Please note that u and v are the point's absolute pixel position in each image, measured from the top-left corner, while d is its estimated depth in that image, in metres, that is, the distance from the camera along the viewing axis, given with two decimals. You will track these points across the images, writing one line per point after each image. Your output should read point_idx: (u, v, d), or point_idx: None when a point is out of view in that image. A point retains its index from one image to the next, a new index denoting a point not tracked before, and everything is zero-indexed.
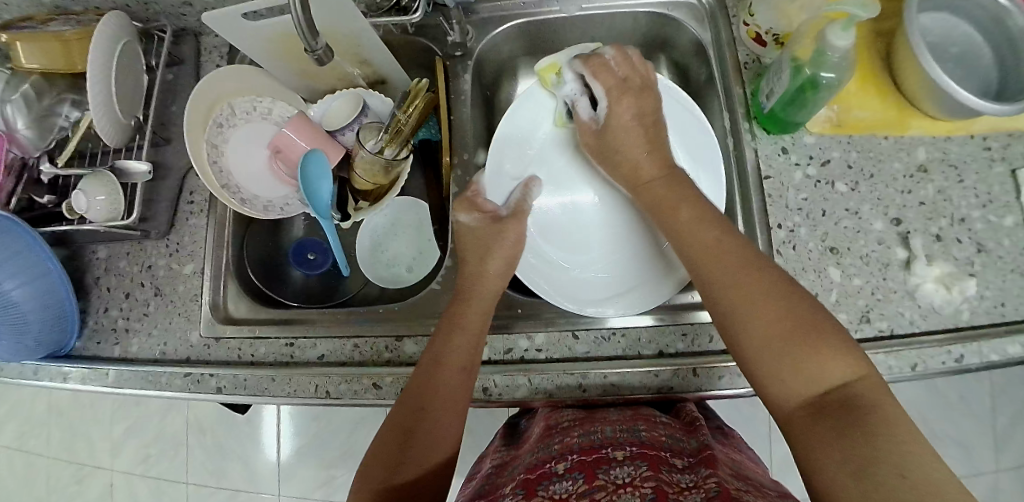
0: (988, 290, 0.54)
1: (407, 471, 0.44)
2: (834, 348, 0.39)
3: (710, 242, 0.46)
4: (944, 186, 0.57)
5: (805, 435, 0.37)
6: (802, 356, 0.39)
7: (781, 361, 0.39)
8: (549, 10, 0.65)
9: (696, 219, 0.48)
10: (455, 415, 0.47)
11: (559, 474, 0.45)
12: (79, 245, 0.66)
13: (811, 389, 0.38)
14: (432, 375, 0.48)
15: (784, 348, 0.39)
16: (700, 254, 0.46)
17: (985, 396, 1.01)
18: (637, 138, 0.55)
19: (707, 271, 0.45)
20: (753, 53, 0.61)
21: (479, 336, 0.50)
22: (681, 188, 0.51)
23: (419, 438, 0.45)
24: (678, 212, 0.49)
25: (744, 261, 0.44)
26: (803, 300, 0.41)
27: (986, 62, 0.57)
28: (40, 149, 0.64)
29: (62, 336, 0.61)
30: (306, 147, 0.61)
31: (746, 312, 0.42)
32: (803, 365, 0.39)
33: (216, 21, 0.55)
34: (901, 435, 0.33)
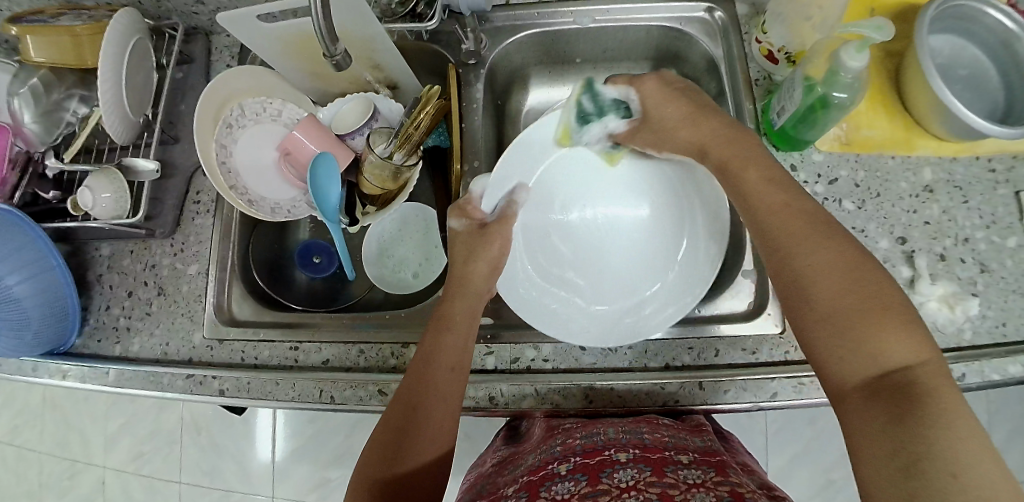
0: (990, 309, 0.55)
1: (405, 471, 0.43)
2: (901, 325, 0.35)
3: (778, 210, 0.42)
4: (949, 206, 0.58)
5: (861, 415, 0.34)
6: (863, 331, 0.35)
7: (843, 336, 0.36)
8: (562, 20, 0.66)
9: (762, 184, 0.44)
10: (448, 410, 0.47)
11: (562, 475, 0.46)
12: (82, 241, 0.65)
13: (870, 368, 0.35)
14: (421, 378, 0.47)
15: (848, 323, 0.36)
16: (769, 220, 0.42)
17: (981, 415, 1.01)
18: (681, 111, 0.53)
19: (770, 237, 0.42)
20: (764, 70, 0.62)
21: (468, 336, 0.50)
22: (748, 147, 0.48)
23: (413, 438, 0.44)
24: (745, 174, 0.46)
25: (818, 229, 0.40)
26: (876, 274, 0.37)
27: (994, 85, 0.57)
28: (46, 143, 0.64)
29: (61, 333, 0.60)
30: (316, 150, 0.61)
31: (812, 281, 0.38)
32: (868, 342, 0.35)
33: (230, 21, 0.55)
34: (953, 426, 0.31)
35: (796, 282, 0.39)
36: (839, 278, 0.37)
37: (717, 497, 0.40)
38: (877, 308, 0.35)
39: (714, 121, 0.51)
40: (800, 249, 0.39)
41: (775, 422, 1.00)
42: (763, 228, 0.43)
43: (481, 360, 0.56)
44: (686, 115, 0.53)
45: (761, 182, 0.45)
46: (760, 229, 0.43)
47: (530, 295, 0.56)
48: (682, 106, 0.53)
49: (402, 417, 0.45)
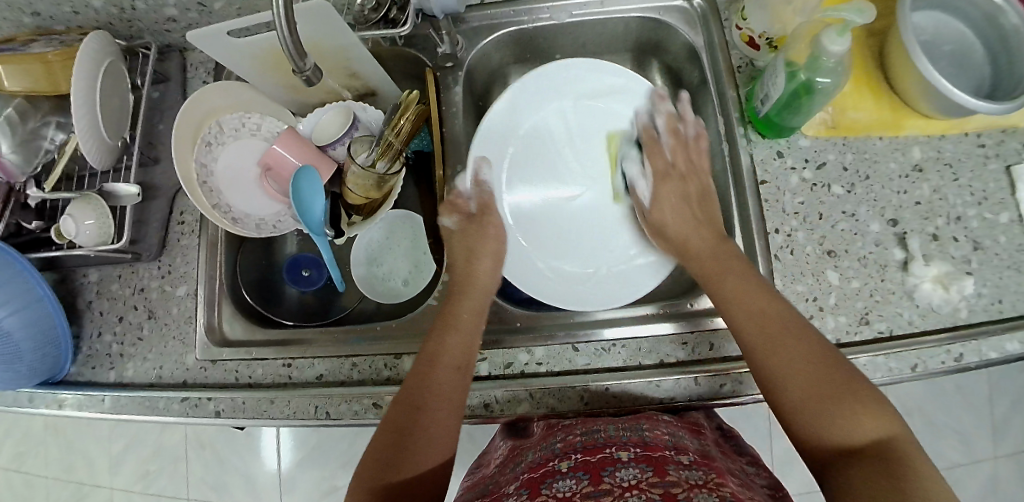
0: (986, 287, 0.54)
1: (405, 470, 0.43)
2: (871, 406, 0.40)
3: (751, 310, 0.46)
4: (939, 185, 0.57)
5: (844, 480, 0.38)
6: (837, 411, 0.40)
7: (821, 414, 0.40)
8: (539, 17, 0.65)
9: (734, 287, 0.48)
10: (451, 412, 0.47)
11: (563, 472, 0.45)
12: (69, 269, 0.65)
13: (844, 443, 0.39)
14: (427, 376, 0.48)
15: (820, 405, 0.41)
16: (748, 317, 0.46)
17: (982, 389, 1.01)
18: (687, 216, 0.56)
19: (744, 331, 0.46)
20: (746, 57, 0.61)
21: (474, 333, 0.51)
22: (729, 256, 0.52)
23: (417, 435, 0.45)
24: (723, 284, 0.49)
25: (788, 329, 0.45)
26: (840, 366, 0.42)
27: (980, 59, 0.57)
28: (26, 173, 0.63)
29: (55, 362, 0.60)
30: (298, 163, 0.60)
31: (783, 378, 0.43)
32: (839, 420, 0.40)
33: (203, 39, 0.53)
34: (929, 488, 0.35)
35: (771, 379, 0.43)
36: (810, 377, 0.42)
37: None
38: (840, 399, 0.41)
39: (705, 229, 0.55)
40: (782, 350, 0.43)
41: None
42: (742, 322, 0.47)
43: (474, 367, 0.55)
44: (678, 201, 0.57)
45: (743, 287, 0.48)
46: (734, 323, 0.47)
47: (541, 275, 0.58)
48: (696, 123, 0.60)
49: (408, 411, 0.46)
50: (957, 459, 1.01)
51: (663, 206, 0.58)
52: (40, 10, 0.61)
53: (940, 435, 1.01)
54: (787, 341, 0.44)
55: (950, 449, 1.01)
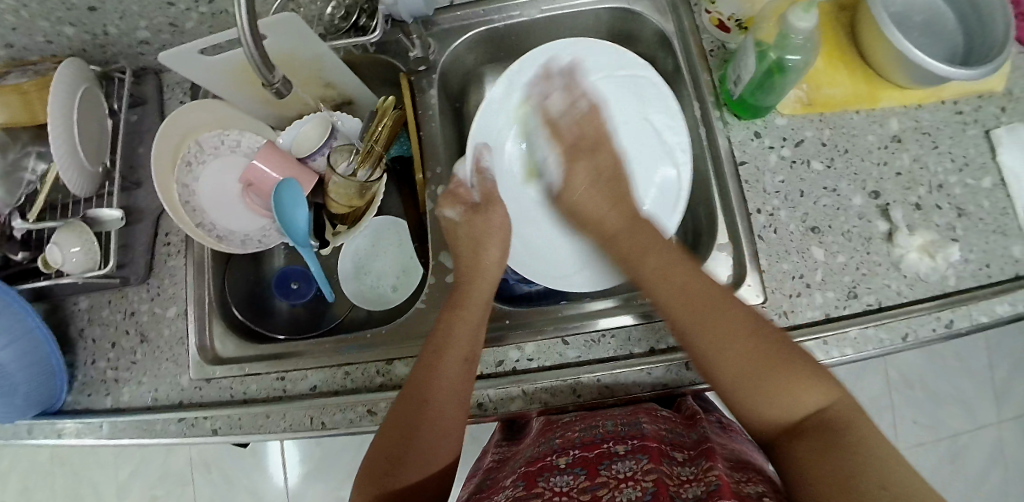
0: (972, 253, 0.54)
1: (412, 469, 0.44)
2: (806, 371, 0.42)
3: (671, 295, 0.47)
4: (919, 154, 0.57)
5: (794, 454, 0.40)
6: (771, 381, 0.42)
7: (758, 391, 0.42)
8: (509, 15, 0.65)
9: (652, 263, 0.49)
10: (458, 407, 0.47)
11: (561, 468, 0.45)
12: (60, 297, 0.65)
13: (791, 415, 0.41)
14: (433, 369, 0.48)
15: (757, 378, 0.42)
16: (671, 300, 0.47)
17: (982, 356, 1.02)
18: (603, 200, 0.54)
19: (667, 310, 0.47)
20: (717, 40, 0.61)
21: (481, 326, 0.51)
22: (652, 234, 0.52)
23: (423, 433, 0.45)
24: (645, 264, 0.50)
25: (715, 304, 0.45)
26: (771, 337, 0.43)
27: (949, 26, 0.57)
28: (10, 205, 0.63)
29: (51, 392, 0.60)
30: (278, 177, 0.60)
31: (715, 353, 0.43)
32: (781, 390, 0.41)
33: (174, 59, 0.53)
34: (877, 451, 0.37)
35: (704, 359, 0.44)
36: (742, 348, 0.43)
37: (708, 485, 0.39)
38: (775, 368, 0.42)
39: (624, 208, 0.54)
40: (705, 322, 0.44)
41: None
42: (664, 301, 0.47)
43: None
44: (590, 170, 0.56)
45: (665, 265, 0.49)
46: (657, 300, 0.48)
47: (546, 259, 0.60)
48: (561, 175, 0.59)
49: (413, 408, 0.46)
50: (961, 427, 1.01)
51: (575, 183, 0.56)
52: (13, 41, 0.61)
53: (943, 405, 1.01)
54: (711, 319, 0.44)
55: (953, 417, 1.01)
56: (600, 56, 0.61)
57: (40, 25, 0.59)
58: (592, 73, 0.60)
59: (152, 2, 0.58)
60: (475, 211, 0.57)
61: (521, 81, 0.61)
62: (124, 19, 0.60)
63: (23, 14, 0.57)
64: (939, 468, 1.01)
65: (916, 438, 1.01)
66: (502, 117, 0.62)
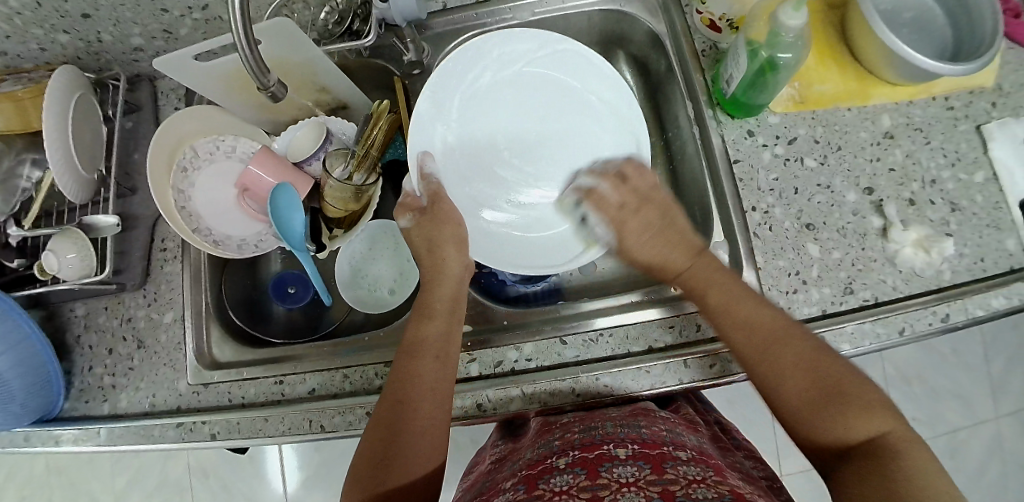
0: (966, 247, 0.54)
1: (397, 474, 0.43)
2: (873, 401, 0.40)
3: (732, 327, 0.47)
4: (911, 150, 0.58)
5: (848, 482, 0.38)
6: (837, 408, 0.40)
7: (823, 415, 0.41)
8: (502, 18, 0.65)
9: (710, 293, 0.49)
10: (435, 404, 0.47)
11: (561, 468, 0.44)
12: (56, 305, 0.64)
13: (851, 443, 0.40)
14: (410, 367, 0.48)
15: (820, 404, 0.41)
16: (732, 330, 0.47)
17: (979, 351, 1.02)
18: (658, 235, 0.53)
19: (727, 340, 0.47)
20: (709, 40, 0.61)
21: (451, 322, 0.52)
22: (718, 269, 0.50)
23: (405, 436, 0.45)
24: (709, 292, 0.49)
25: (778, 335, 0.45)
26: (836, 365, 0.43)
27: (938, 23, 0.57)
28: (5, 213, 0.63)
29: (48, 399, 0.59)
30: (274, 182, 0.60)
31: (772, 382, 0.44)
32: (846, 418, 0.40)
33: (168, 66, 0.53)
34: (931, 483, 0.36)
35: (763, 381, 0.44)
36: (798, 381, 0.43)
37: (719, 494, 0.38)
38: (842, 400, 0.41)
39: (684, 239, 0.53)
40: (771, 352, 0.44)
41: None
42: (725, 331, 0.47)
43: (464, 368, 0.55)
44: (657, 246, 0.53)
45: (729, 295, 0.48)
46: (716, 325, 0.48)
47: (512, 253, 0.58)
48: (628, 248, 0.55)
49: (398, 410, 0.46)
50: (960, 422, 1.01)
51: (630, 246, 0.54)
52: (7, 49, 0.61)
53: (941, 401, 1.02)
54: (777, 347, 0.44)
55: (952, 413, 1.01)
56: (518, 43, 0.58)
57: (34, 32, 0.59)
58: (510, 65, 0.59)
59: (146, 9, 0.58)
60: (426, 215, 0.55)
61: (452, 90, 0.58)
62: (118, 26, 0.60)
63: (17, 22, 0.57)
64: None
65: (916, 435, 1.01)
66: (442, 126, 0.58)
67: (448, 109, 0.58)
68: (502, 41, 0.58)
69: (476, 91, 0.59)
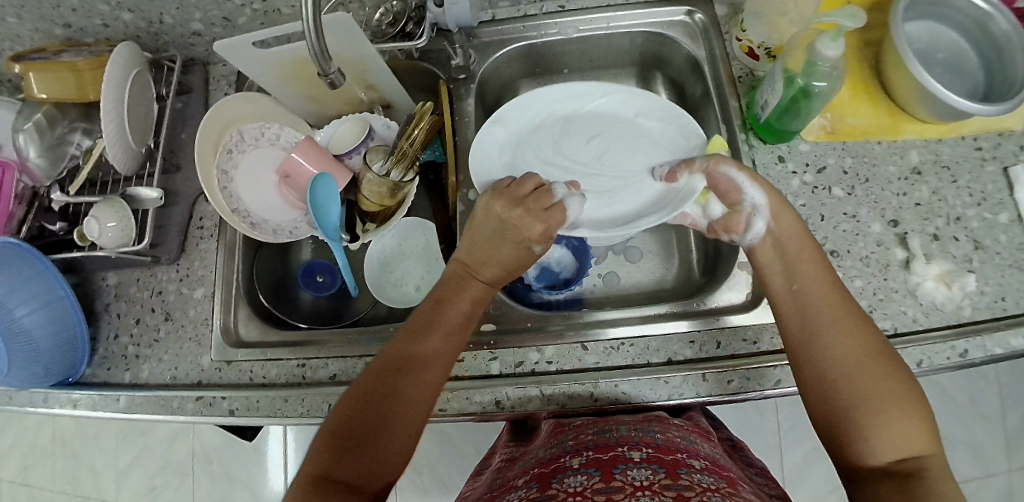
0: (988, 285, 0.55)
1: (375, 435, 0.42)
2: (923, 416, 0.39)
3: (830, 305, 0.44)
4: (938, 187, 0.59)
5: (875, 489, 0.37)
6: (892, 408, 0.39)
7: (875, 411, 0.39)
8: (547, 32, 0.67)
9: (806, 266, 0.47)
10: (427, 387, 0.45)
11: (574, 468, 0.44)
12: (89, 272, 0.66)
13: (891, 448, 0.38)
14: (422, 339, 0.47)
15: (875, 399, 0.39)
16: (828, 309, 0.44)
17: (993, 399, 1.01)
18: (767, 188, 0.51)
19: (813, 313, 0.45)
20: (746, 67, 0.63)
21: (474, 313, 0.51)
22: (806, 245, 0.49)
23: (396, 400, 0.44)
24: (801, 265, 0.47)
25: (853, 322, 0.43)
26: (901, 369, 0.41)
27: (971, 67, 0.59)
28: (51, 178, 0.65)
29: (72, 362, 0.61)
30: (315, 171, 0.62)
31: (862, 367, 0.41)
32: (894, 419, 0.39)
33: (228, 51, 0.56)
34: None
35: (846, 364, 0.41)
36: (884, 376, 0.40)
37: None
38: (900, 402, 0.39)
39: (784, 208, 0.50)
40: (850, 334, 0.42)
41: (786, 420, 1.01)
42: (818, 307, 0.45)
43: (485, 365, 0.56)
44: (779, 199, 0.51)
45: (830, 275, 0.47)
46: (803, 299, 0.46)
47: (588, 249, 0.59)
48: (765, 194, 0.50)
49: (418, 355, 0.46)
50: (970, 471, 1.00)
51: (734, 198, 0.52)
52: (72, 22, 0.64)
53: (954, 448, 1.00)
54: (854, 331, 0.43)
55: (962, 462, 1.00)
56: (568, 89, 0.64)
57: (100, 8, 0.62)
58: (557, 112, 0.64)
59: None
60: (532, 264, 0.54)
61: (508, 135, 0.63)
62: (182, 9, 0.63)
63: None
64: None
65: None
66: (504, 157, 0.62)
67: (498, 140, 0.62)
68: (568, 92, 0.64)
69: (526, 132, 0.64)
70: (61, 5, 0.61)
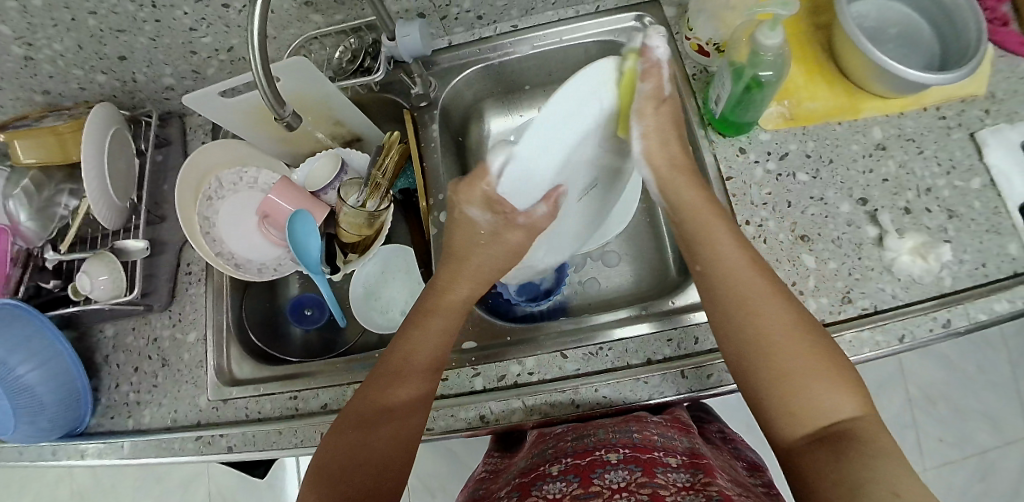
0: (966, 253, 0.55)
1: (360, 469, 0.45)
2: (849, 381, 0.41)
3: (745, 282, 0.44)
4: (905, 160, 0.59)
5: (808, 460, 0.39)
6: (815, 379, 0.40)
7: (799, 385, 0.41)
8: (505, 50, 0.69)
9: (721, 243, 0.47)
10: (409, 415, 0.48)
11: (554, 476, 0.45)
12: (87, 325, 0.68)
13: (818, 418, 0.40)
14: (394, 371, 0.49)
15: (799, 374, 0.41)
16: (743, 286, 0.44)
17: (1004, 365, 1.00)
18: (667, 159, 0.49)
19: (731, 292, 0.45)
20: (699, 64, 0.65)
21: (448, 333, 0.52)
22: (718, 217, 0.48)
23: (376, 433, 0.47)
24: (713, 240, 0.47)
25: (771, 296, 0.44)
26: (821, 337, 0.42)
27: (923, 39, 0.60)
28: (43, 238, 0.68)
29: (76, 415, 0.62)
30: (292, 209, 0.64)
31: (776, 344, 0.42)
32: (819, 390, 0.40)
33: (196, 102, 0.58)
34: (892, 463, 0.36)
35: (759, 347, 0.42)
36: (796, 348, 0.41)
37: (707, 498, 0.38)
38: (822, 371, 0.41)
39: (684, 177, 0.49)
40: (772, 311, 0.43)
41: None
42: (733, 286, 0.45)
43: (469, 382, 0.57)
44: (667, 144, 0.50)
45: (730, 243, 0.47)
46: (718, 279, 0.46)
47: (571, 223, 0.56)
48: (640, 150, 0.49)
49: (381, 390, 0.48)
50: (989, 442, 0.98)
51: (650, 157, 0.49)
52: (50, 89, 0.67)
53: (969, 420, 0.99)
54: (771, 307, 0.43)
55: (980, 434, 0.98)
56: None
57: (75, 73, 0.65)
58: None
59: (177, 51, 0.64)
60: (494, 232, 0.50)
61: None
62: (151, 67, 0.66)
63: (60, 64, 0.63)
64: (968, 487, 0.98)
65: (942, 456, 0.98)
66: None
67: None
68: None
69: None
70: (38, 75, 0.64)
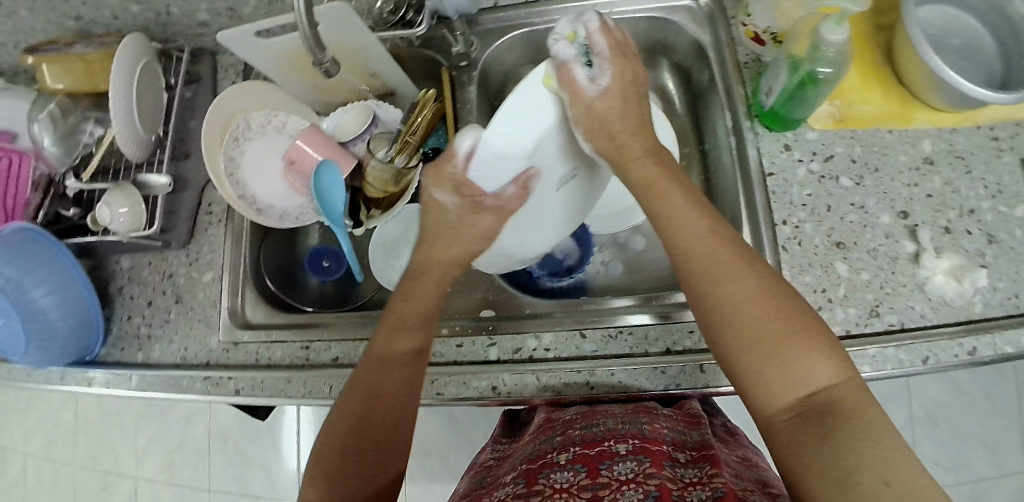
0: (1001, 281, 0.53)
1: (363, 445, 0.43)
2: (823, 347, 0.37)
3: (701, 248, 0.41)
4: (951, 178, 0.57)
5: (785, 441, 0.36)
6: (787, 354, 0.37)
7: (768, 363, 0.37)
8: (550, 19, 0.67)
9: (674, 207, 0.44)
10: (404, 380, 0.46)
11: (561, 464, 0.45)
12: (103, 256, 0.68)
13: (797, 390, 0.36)
14: (388, 340, 0.47)
15: (773, 347, 0.37)
16: (701, 253, 0.41)
17: (1012, 395, 0.99)
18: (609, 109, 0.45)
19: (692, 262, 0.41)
20: (752, 53, 0.62)
21: (437, 297, 0.50)
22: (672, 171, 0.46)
23: (377, 409, 0.44)
24: (670, 200, 0.44)
25: (731, 262, 0.40)
26: (791, 302, 0.39)
27: (987, 53, 0.57)
28: (66, 164, 0.68)
29: (86, 344, 0.63)
30: (318, 157, 0.62)
31: (741, 323, 0.38)
32: (795, 362, 0.36)
33: (230, 40, 0.57)
34: (877, 439, 0.33)
35: (728, 322, 0.39)
36: (763, 317, 0.38)
37: (713, 491, 0.39)
38: (792, 342, 0.37)
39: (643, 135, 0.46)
40: (736, 281, 0.39)
41: None
42: (690, 254, 0.42)
43: (483, 351, 0.56)
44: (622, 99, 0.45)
45: (686, 211, 0.43)
46: (674, 248, 0.43)
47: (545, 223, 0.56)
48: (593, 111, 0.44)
49: (383, 344, 0.47)
50: (985, 470, 0.98)
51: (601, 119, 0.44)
52: (83, 14, 0.65)
53: (967, 446, 0.98)
54: (733, 277, 0.39)
55: (976, 461, 0.98)
56: None
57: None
58: None
59: None
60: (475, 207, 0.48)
61: None
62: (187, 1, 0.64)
63: None
64: None
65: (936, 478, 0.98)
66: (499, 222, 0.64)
67: None
68: None
69: None
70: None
